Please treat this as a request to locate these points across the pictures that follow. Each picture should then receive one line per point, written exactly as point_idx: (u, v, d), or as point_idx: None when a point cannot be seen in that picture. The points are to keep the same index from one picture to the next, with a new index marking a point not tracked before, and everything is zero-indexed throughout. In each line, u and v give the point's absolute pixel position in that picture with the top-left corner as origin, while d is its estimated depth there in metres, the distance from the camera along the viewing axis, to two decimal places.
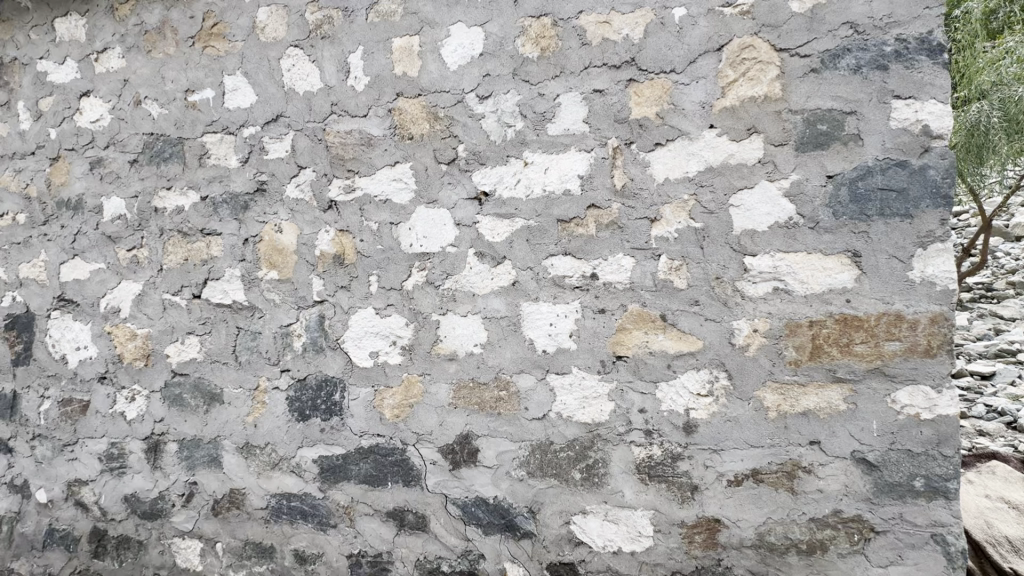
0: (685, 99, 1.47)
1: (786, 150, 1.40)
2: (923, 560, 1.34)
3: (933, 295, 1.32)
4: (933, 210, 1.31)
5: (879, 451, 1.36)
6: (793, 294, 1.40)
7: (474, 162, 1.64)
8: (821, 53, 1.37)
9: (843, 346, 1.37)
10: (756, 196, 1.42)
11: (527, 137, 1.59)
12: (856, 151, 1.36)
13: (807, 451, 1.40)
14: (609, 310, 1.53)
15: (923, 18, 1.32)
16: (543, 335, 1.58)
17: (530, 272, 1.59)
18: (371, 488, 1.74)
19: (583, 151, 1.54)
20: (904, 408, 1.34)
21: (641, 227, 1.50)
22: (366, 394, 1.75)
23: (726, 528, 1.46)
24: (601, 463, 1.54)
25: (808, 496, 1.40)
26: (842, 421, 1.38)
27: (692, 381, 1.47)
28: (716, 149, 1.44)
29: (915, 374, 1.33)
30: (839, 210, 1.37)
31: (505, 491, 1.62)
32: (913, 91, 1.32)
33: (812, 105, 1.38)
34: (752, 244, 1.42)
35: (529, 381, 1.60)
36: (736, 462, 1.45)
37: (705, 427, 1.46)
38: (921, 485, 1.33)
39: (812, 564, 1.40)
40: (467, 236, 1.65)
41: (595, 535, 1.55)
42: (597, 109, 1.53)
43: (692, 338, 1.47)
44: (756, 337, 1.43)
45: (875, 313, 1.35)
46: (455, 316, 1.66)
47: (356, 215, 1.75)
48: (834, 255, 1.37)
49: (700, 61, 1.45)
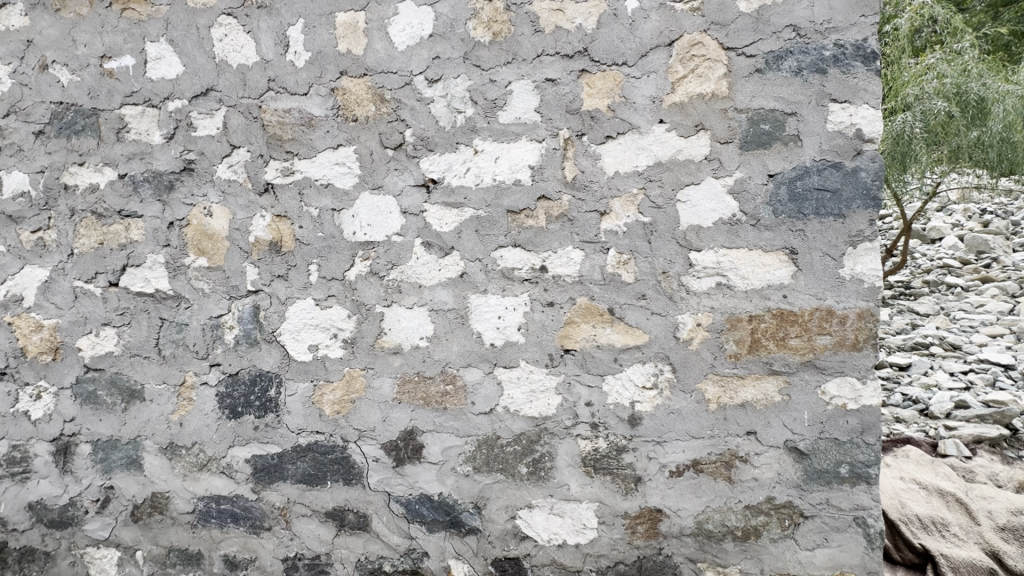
0: (636, 92, 1.46)
1: (731, 147, 1.43)
2: (845, 541, 1.42)
3: (860, 292, 1.38)
4: (863, 211, 1.38)
5: (809, 440, 1.42)
6: (734, 289, 1.43)
7: (423, 149, 1.57)
8: (766, 54, 1.40)
9: (780, 340, 1.42)
10: (702, 193, 1.44)
11: (478, 125, 1.54)
12: (796, 152, 1.40)
13: (744, 441, 1.45)
14: (558, 303, 1.52)
15: (859, 26, 1.37)
16: (491, 328, 1.55)
17: (478, 263, 1.55)
18: (310, 488, 1.66)
19: (534, 141, 1.51)
20: (833, 398, 1.41)
21: (590, 220, 1.49)
22: (304, 389, 1.66)
23: (667, 518, 1.49)
24: (547, 456, 1.53)
25: (744, 484, 1.45)
26: (777, 412, 1.43)
27: (638, 374, 1.49)
28: (665, 144, 1.45)
29: (843, 366, 1.40)
30: (779, 208, 1.41)
31: (451, 487, 1.58)
32: (848, 96, 1.38)
33: (756, 105, 1.41)
34: (697, 239, 1.44)
35: (476, 375, 1.56)
36: (678, 454, 1.48)
37: (650, 419, 1.48)
38: (846, 471, 1.41)
39: (746, 550, 1.46)
40: (414, 225, 1.58)
41: (540, 529, 1.54)
42: (549, 99, 1.50)
43: (639, 332, 1.48)
44: (699, 330, 1.45)
45: (809, 308, 1.40)
46: (401, 309, 1.60)
47: (295, 200, 1.64)
48: (773, 251, 1.42)
49: (651, 55, 1.45)
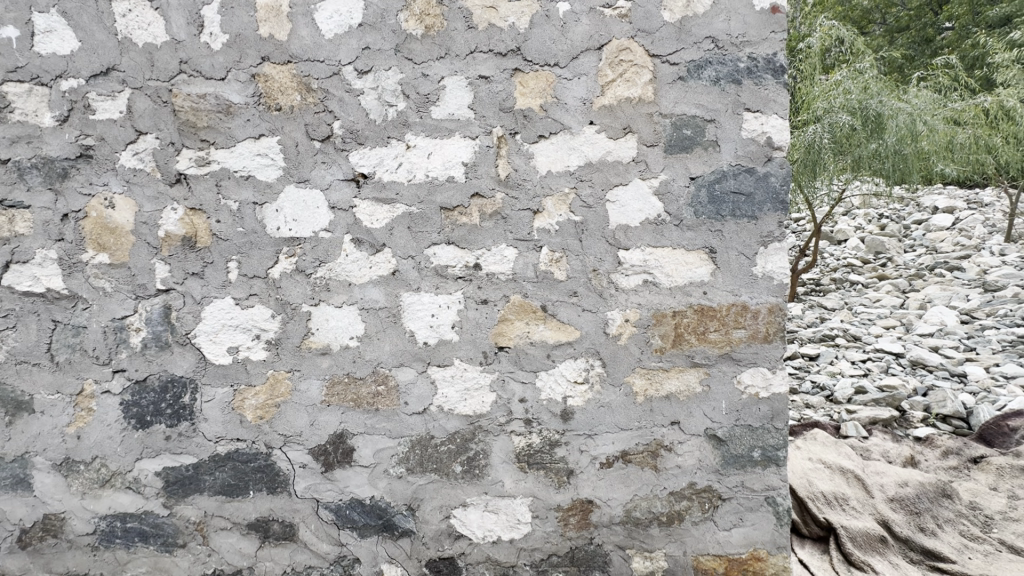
0: (567, 94, 1.49)
1: (656, 151, 1.49)
2: (758, 520, 1.53)
3: (771, 288, 1.49)
4: (773, 213, 1.48)
5: (727, 427, 1.52)
6: (659, 286, 1.50)
7: (352, 142, 1.52)
8: (687, 63, 1.48)
9: (700, 334, 1.50)
10: (630, 193, 1.49)
11: (410, 119, 1.51)
12: (714, 157, 1.49)
13: (669, 431, 1.52)
14: (492, 300, 1.52)
15: (769, 41, 1.47)
16: (424, 326, 1.53)
17: (411, 261, 1.52)
18: (230, 499, 1.56)
19: (467, 138, 1.51)
20: (747, 387, 1.51)
21: (524, 219, 1.50)
22: (222, 394, 1.55)
23: (598, 508, 1.53)
24: (482, 454, 1.53)
25: (669, 472, 1.52)
26: (697, 402, 1.51)
27: (569, 369, 1.52)
28: (594, 145, 1.49)
29: (756, 357, 1.50)
30: (699, 210, 1.49)
31: (383, 490, 1.54)
32: (760, 106, 1.48)
33: (679, 110, 1.48)
34: (625, 239, 1.50)
35: (409, 374, 1.53)
36: (608, 446, 1.53)
37: (581, 413, 1.52)
38: (758, 454, 1.51)
39: (671, 534, 1.53)
40: (343, 221, 1.53)
41: (475, 527, 1.54)
42: (482, 96, 1.50)
43: (571, 328, 1.51)
44: (627, 326, 1.51)
45: (726, 303, 1.49)
46: (329, 307, 1.53)
47: (211, 192, 1.53)
48: (695, 250, 1.49)
49: (582, 57, 1.49)
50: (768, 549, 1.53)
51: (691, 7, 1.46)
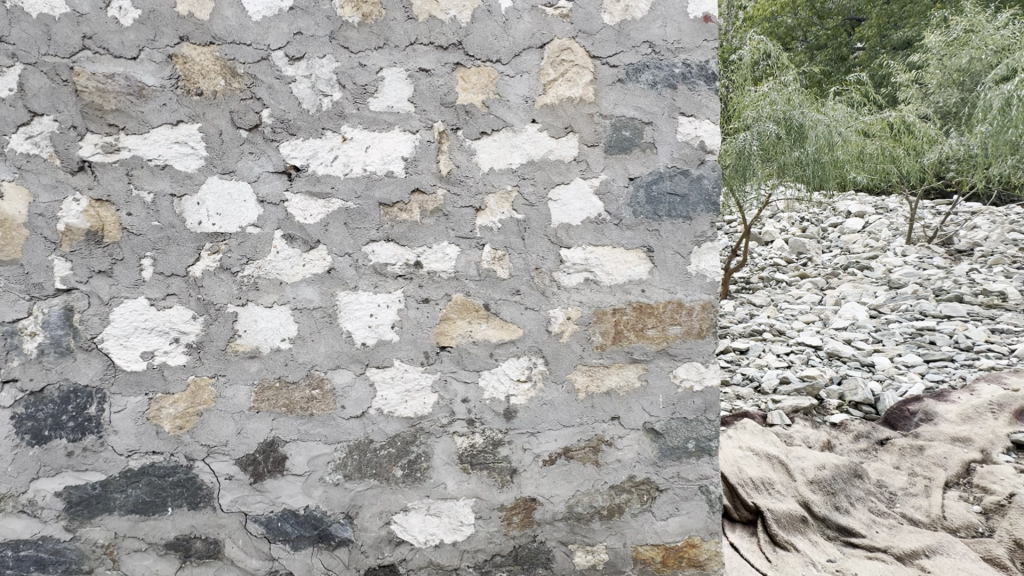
0: (509, 91, 1.48)
1: (597, 151, 1.51)
2: (692, 508, 1.59)
3: (704, 286, 1.56)
4: (706, 214, 1.55)
5: (664, 421, 1.57)
6: (600, 284, 1.53)
7: (282, 132, 1.43)
8: (626, 66, 1.51)
9: (639, 330, 1.54)
10: (571, 192, 1.51)
11: (346, 110, 1.44)
12: (652, 158, 1.53)
13: (609, 426, 1.55)
14: (433, 299, 1.48)
15: (702, 48, 1.53)
16: (362, 326, 1.47)
17: (348, 258, 1.46)
18: (144, 517, 1.43)
19: (407, 132, 1.46)
20: (683, 381, 1.57)
21: (466, 216, 1.48)
22: (135, 403, 1.42)
23: (541, 505, 1.54)
24: (424, 456, 1.50)
25: (609, 466, 1.56)
26: (636, 397, 1.55)
27: (512, 368, 1.51)
28: (537, 144, 1.50)
29: (691, 352, 1.56)
30: (638, 209, 1.53)
31: (318, 498, 1.47)
32: (694, 110, 1.54)
33: (618, 112, 1.51)
34: (567, 237, 1.51)
35: (346, 377, 1.47)
36: (551, 443, 1.54)
37: (524, 411, 1.52)
38: (693, 446, 1.58)
39: (611, 527, 1.57)
40: (274, 215, 1.44)
41: (416, 532, 1.50)
42: (423, 89, 1.46)
43: (513, 327, 1.51)
44: (569, 324, 1.52)
45: (663, 300, 1.54)
46: (258, 307, 1.44)
47: (121, 181, 1.39)
48: (633, 249, 1.53)
49: (525, 55, 1.48)
50: (701, 536, 1.60)
51: (630, 11, 1.50)
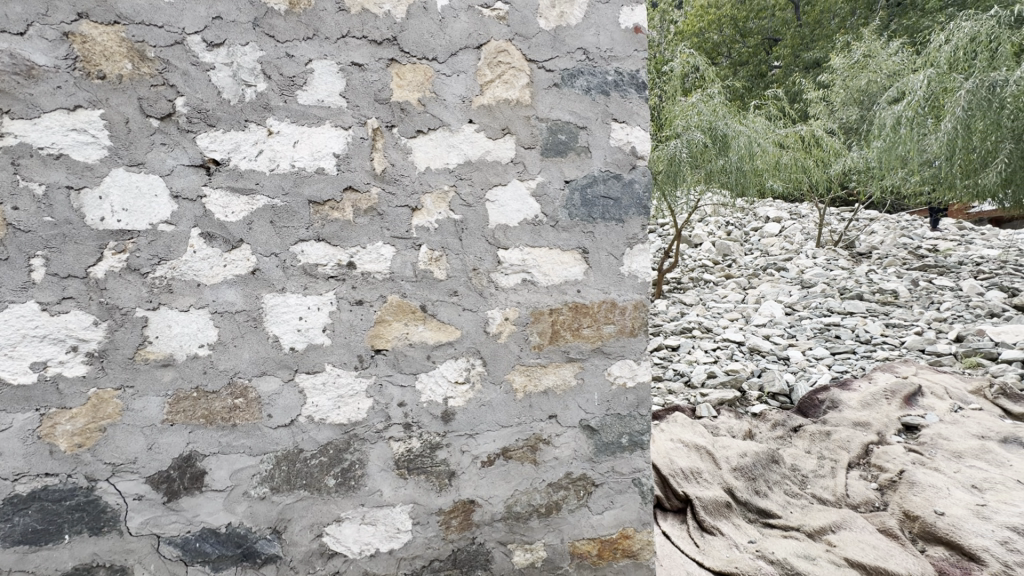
0: (446, 90, 1.47)
1: (533, 153, 1.53)
2: (626, 501, 1.65)
3: (636, 286, 1.62)
4: (637, 217, 1.61)
5: (599, 417, 1.61)
6: (537, 285, 1.55)
7: (200, 122, 1.33)
8: (562, 71, 1.54)
9: (575, 330, 1.58)
10: (508, 194, 1.52)
11: (272, 102, 1.37)
12: (586, 162, 1.57)
13: (547, 425, 1.57)
14: (368, 301, 1.44)
15: (633, 58, 1.59)
16: (290, 330, 1.39)
17: (274, 259, 1.38)
18: (36, 548, 1.28)
19: (338, 127, 1.41)
20: (617, 378, 1.62)
21: (401, 216, 1.45)
22: (24, 421, 1.26)
23: (479, 507, 1.54)
24: (358, 464, 1.45)
25: (547, 464, 1.58)
26: (573, 395, 1.59)
27: (450, 369, 1.50)
28: (474, 144, 1.49)
29: (624, 350, 1.62)
30: (573, 212, 1.57)
31: (242, 514, 1.38)
32: (626, 117, 1.60)
33: (554, 115, 1.54)
34: (504, 238, 1.52)
35: (273, 384, 1.39)
36: (489, 444, 1.53)
37: (462, 413, 1.51)
38: (626, 440, 1.64)
39: (549, 524, 1.59)
40: (190, 212, 1.33)
41: (350, 542, 1.45)
42: (355, 84, 1.41)
43: (451, 328, 1.49)
44: (507, 325, 1.53)
45: (598, 300, 1.59)
46: (172, 312, 1.33)
47: (4, 171, 1.23)
48: (569, 250, 1.57)
49: (461, 55, 1.48)
50: (635, 527, 1.66)
51: (564, 18, 1.53)
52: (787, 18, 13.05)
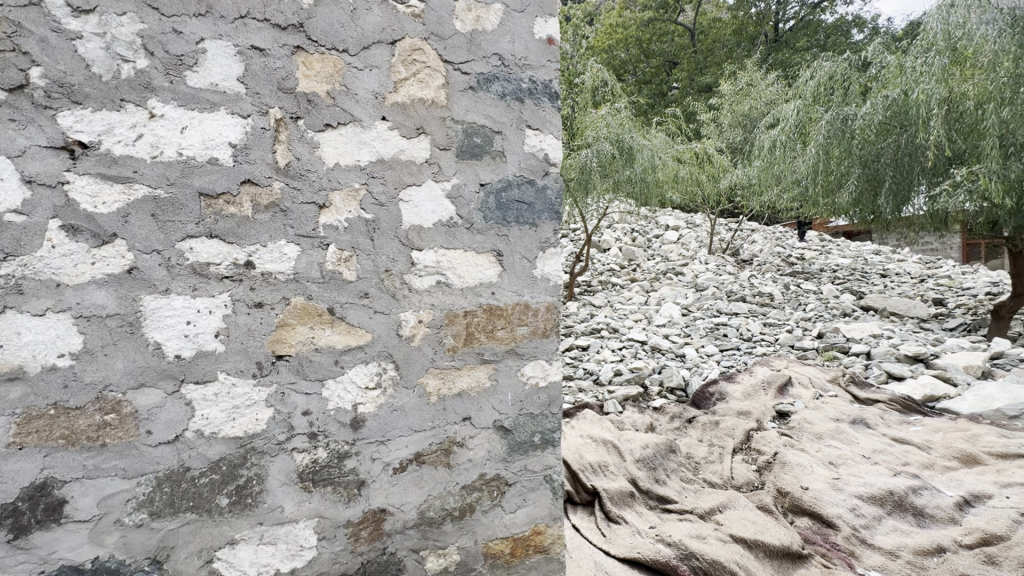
0: (357, 84, 1.41)
1: (449, 155, 1.53)
2: (538, 498, 1.69)
3: (548, 288, 1.68)
4: (549, 222, 1.67)
5: (512, 417, 1.64)
6: (452, 287, 1.54)
7: (61, 97, 1.15)
8: (477, 75, 1.55)
9: (489, 331, 1.59)
10: (423, 194, 1.49)
11: (155, 82, 1.22)
12: (501, 166, 1.59)
13: (461, 427, 1.57)
14: (268, 303, 1.34)
15: (546, 68, 1.65)
16: (176, 336, 1.26)
17: (156, 256, 1.23)
18: None
19: (235, 115, 1.30)
20: (530, 378, 1.66)
21: (307, 213, 1.37)
22: None
23: (391, 516, 1.49)
24: (255, 480, 1.34)
25: (461, 467, 1.57)
26: (487, 397, 1.60)
27: (360, 375, 1.44)
28: (387, 142, 1.45)
29: (536, 351, 1.66)
30: (487, 215, 1.58)
31: (113, 546, 1.21)
32: (539, 125, 1.65)
33: (469, 118, 1.54)
34: (418, 239, 1.49)
35: (154, 397, 1.24)
36: (401, 450, 1.50)
37: (372, 419, 1.46)
38: (538, 438, 1.69)
39: (462, 527, 1.58)
40: (48, 201, 1.15)
41: (246, 565, 1.33)
42: (256, 70, 1.31)
43: (361, 331, 1.44)
44: (420, 327, 1.50)
45: (511, 303, 1.62)
46: (22, 316, 1.13)
47: None
48: (484, 253, 1.58)
49: (374, 50, 1.43)
50: (546, 522, 1.71)
51: (481, 22, 1.55)
52: (684, 43, 14.26)
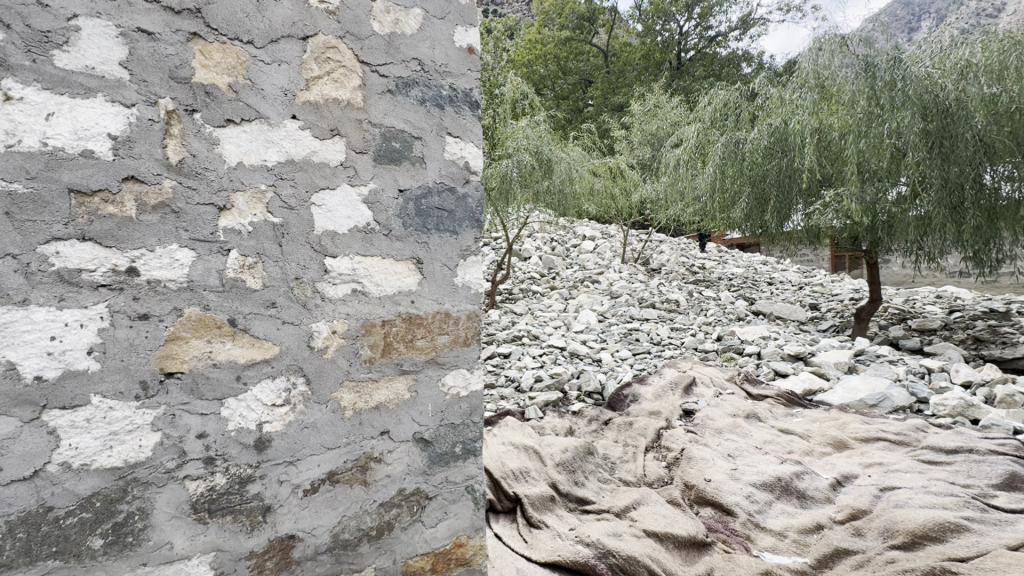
0: (264, 79, 1.32)
1: (365, 158, 1.47)
2: (459, 509, 1.67)
3: (469, 296, 1.67)
4: (470, 231, 1.67)
5: (433, 428, 1.60)
6: (369, 295, 1.48)
7: None
8: (396, 78, 1.51)
9: (408, 341, 1.55)
10: (337, 199, 1.42)
11: (13, 59, 1.05)
12: (421, 172, 1.57)
13: (378, 442, 1.50)
14: (156, 315, 1.20)
15: (467, 77, 1.65)
16: (36, 355, 1.08)
17: (11, 262, 1.05)
18: None
19: (116, 103, 1.15)
20: (451, 388, 1.63)
21: (204, 216, 1.25)
22: None
23: (300, 542, 1.39)
24: (138, 515, 1.18)
25: (378, 483, 1.51)
26: (406, 408, 1.55)
27: (266, 391, 1.33)
28: (297, 142, 1.37)
29: (457, 360, 1.64)
30: (407, 221, 1.54)
31: None
32: (460, 133, 1.64)
33: (387, 122, 1.50)
34: (332, 246, 1.42)
35: (5, 427, 1.05)
36: (312, 470, 1.40)
37: (280, 439, 1.35)
38: (460, 449, 1.66)
39: (380, 546, 1.51)
40: None
41: None
42: (143, 56, 1.18)
43: (267, 344, 1.33)
44: (334, 338, 1.42)
45: (432, 311, 1.59)
46: None
47: None
48: (403, 261, 1.53)
49: (283, 44, 1.35)
50: (468, 534, 1.69)
51: (399, 25, 1.52)
52: (598, 64, 15.08)
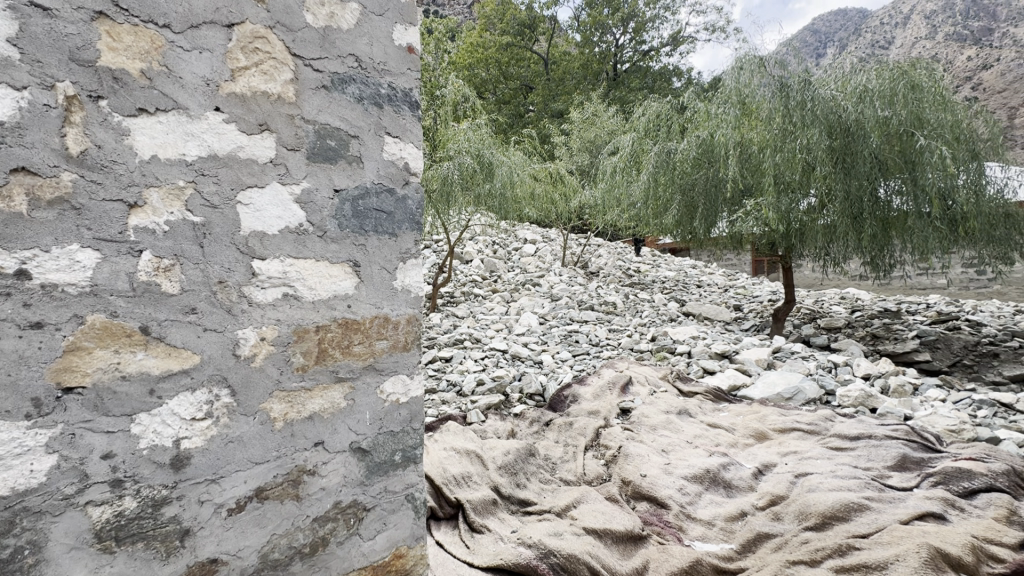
0: (183, 67, 1.23)
1: (298, 156, 1.40)
2: (399, 519, 1.62)
3: (408, 300, 1.63)
4: (409, 233, 1.63)
5: (371, 437, 1.55)
6: (302, 300, 1.41)
7: None
8: (331, 74, 1.46)
9: (344, 347, 1.49)
10: (266, 198, 1.34)
11: None
12: (358, 172, 1.52)
13: (312, 453, 1.43)
14: (52, 323, 1.07)
15: (406, 76, 1.62)
16: None
17: None
18: None
19: (3, 84, 1.02)
20: (390, 395, 1.59)
21: (111, 213, 1.13)
22: None
23: (224, 565, 1.29)
24: (29, 549, 1.05)
25: (312, 497, 1.43)
26: (342, 417, 1.49)
27: (184, 405, 1.23)
28: (221, 136, 1.28)
29: (397, 365, 1.60)
30: (343, 223, 1.48)
31: None
32: (399, 133, 1.61)
33: (322, 119, 1.44)
34: (260, 247, 1.33)
35: None
36: (238, 486, 1.31)
37: (201, 455, 1.25)
38: (399, 457, 1.62)
39: (314, 563, 1.44)
40: None
41: None
42: (37, 32, 1.05)
43: (185, 354, 1.23)
44: (263, 346, 1.34)
45: (370, 316, 1.54)
46: None
47: None
48: (339, 263, 1.47)
49: (205, 30, 1.25)
50: (408, 544, 1.65)
51: (335, 19, 1.46)
52: (539, 70, 15.36)
